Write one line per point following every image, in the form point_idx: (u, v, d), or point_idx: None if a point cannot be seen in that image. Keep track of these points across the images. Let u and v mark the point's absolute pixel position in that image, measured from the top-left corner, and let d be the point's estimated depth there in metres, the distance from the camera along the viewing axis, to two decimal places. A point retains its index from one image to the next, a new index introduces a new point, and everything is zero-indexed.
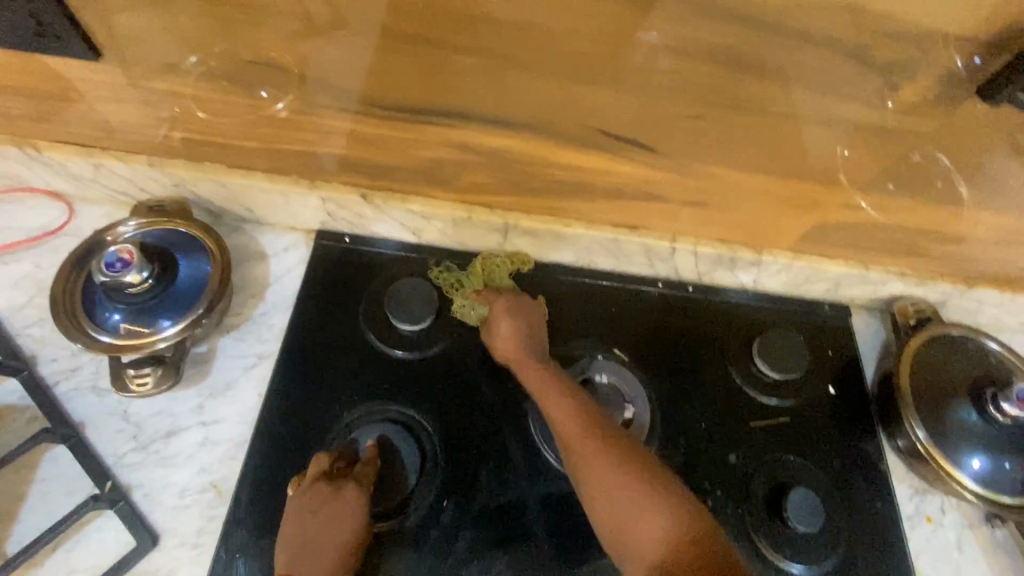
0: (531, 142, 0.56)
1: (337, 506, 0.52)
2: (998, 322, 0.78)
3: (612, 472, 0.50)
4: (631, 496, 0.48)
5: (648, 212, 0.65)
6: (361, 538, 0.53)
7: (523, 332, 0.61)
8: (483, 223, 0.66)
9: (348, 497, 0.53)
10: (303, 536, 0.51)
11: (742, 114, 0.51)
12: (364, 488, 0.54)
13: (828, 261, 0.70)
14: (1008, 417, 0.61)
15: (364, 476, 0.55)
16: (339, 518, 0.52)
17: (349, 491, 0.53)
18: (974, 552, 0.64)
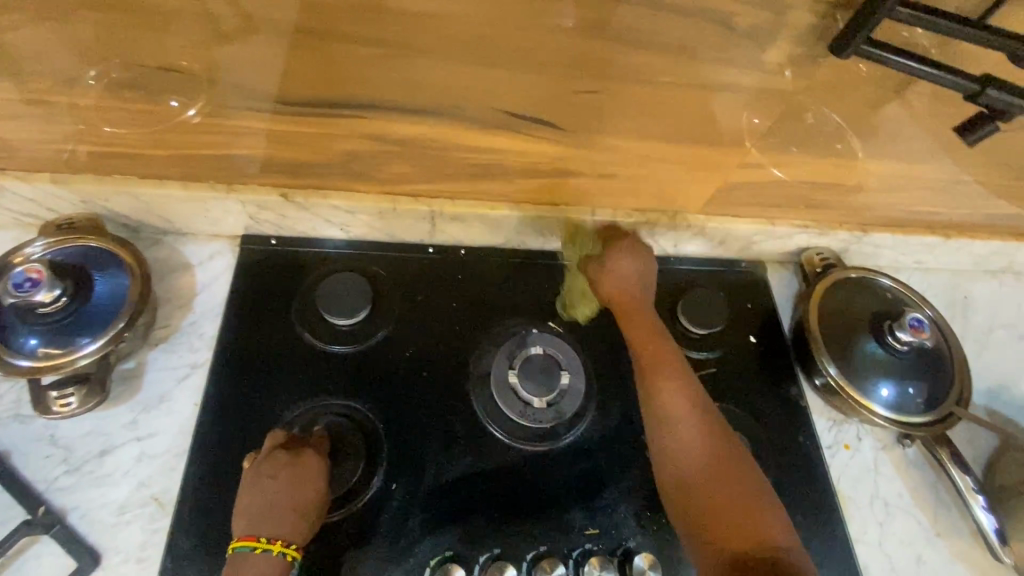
0: (442, 127, 0.58)
1: (299, 468, 0.53)
2: (898, 262, 0.86)
3: (700, 446, 0.55)
4: (712, 476, 0.53)
5: (567, 188, 0.68)
6: (323, 498, 0.54)
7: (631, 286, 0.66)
8: (409, 212, 0.67)
9: (309, 459, 0.54)
10: (267, 498, 0.52)
11: (633, 86, 0.54)
12: (320, 455, 0.56)
13: (737, 220, 0.75)
14: (904, 344, 0.68)
15: (320, 446, 0.57)
16: (300, 479, 0.53)
17: (309, 455, 0.55)
18: (890, 472, 0.70)
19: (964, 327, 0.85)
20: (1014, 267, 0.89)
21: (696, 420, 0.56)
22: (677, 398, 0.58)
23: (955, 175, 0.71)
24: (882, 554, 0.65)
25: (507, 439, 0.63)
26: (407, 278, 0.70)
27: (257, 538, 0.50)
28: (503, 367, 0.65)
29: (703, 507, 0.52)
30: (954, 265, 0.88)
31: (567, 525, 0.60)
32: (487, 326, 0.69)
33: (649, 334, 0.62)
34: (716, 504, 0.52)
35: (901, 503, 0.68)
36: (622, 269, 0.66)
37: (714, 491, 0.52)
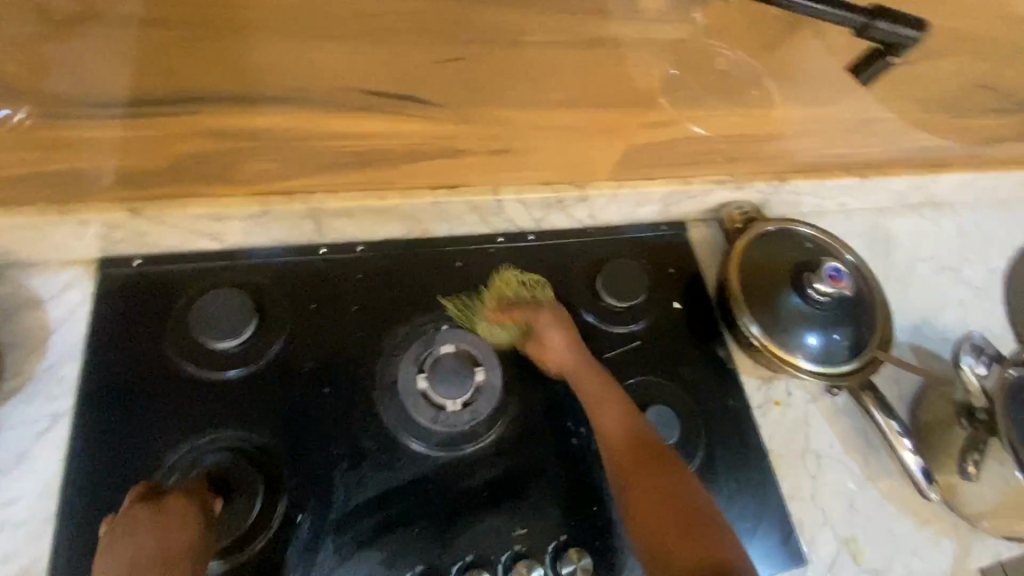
0: (301, 114, 0.52)
1: (156, 521, 0.47)
2: (821, 208, 0.83)
3: (644, 470, 0.53)
4: (671, 525, 0.49)
5: (461, 167, 0.62)
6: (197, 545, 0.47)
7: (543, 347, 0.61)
8: (286, 213, 0.60)
9: (169, 507, 0.48)
10: (123, 564, 0.45)
11: (498, 50, 0.52)
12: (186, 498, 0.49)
13: (652, 183, 0.70)
14: (823, 295, 0.67)
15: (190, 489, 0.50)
16: (158, 532, 0.47)
17: (168, 504, 0.48)
18: (821, 424, 0.69)
19: (887, 267, 0.84)
20: (932, 200, 0.89)
21: (639, 456, 0.54)
22: (621, 438, 0.55)
23: (851, 111, 0.70)
24: (816, 508, 0.65)
25: (422, 448, 0.58)
26: (299, 286, 0.64)
27: None
28: (412, 372, 0.61)
29: (672, 551, 0.48)
30: (876, 204, 0.86)
31: (493, 529, 0.57)
32: (392, 327, 0.64)
33: (595, 387, 0.58)
34: (688, 546, 0.47)
35: (833, 453, 0.68)
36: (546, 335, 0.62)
37: (678, 535, 0.49)
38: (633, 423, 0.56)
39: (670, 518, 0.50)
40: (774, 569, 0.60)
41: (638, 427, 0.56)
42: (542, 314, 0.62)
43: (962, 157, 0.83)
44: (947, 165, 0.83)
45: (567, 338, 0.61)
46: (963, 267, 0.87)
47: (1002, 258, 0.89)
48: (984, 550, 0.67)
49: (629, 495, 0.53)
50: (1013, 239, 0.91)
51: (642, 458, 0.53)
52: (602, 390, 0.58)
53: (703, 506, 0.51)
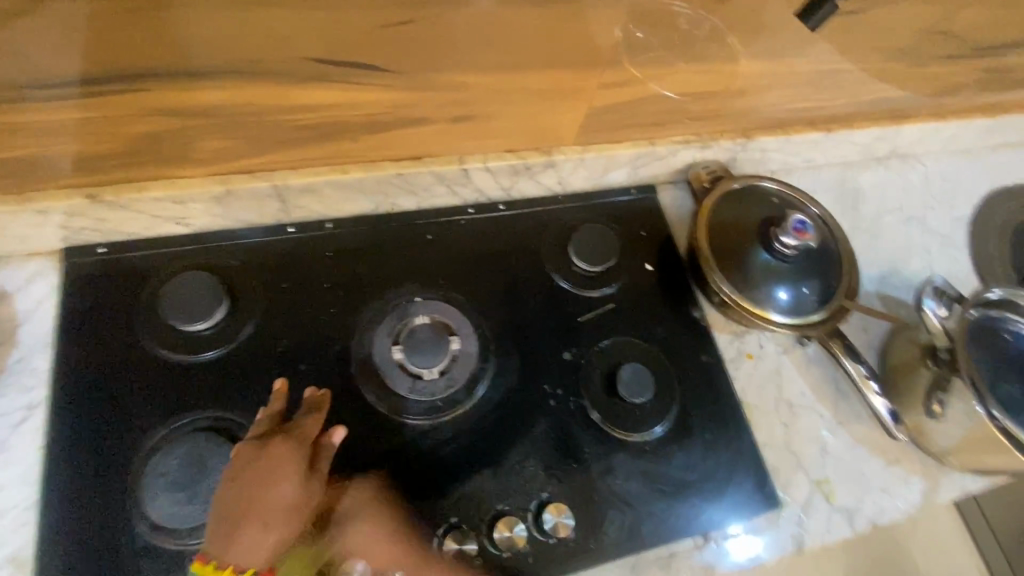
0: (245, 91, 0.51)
1: (281, 458, 0.51)
2: (788, 165, 0.84)
3: None
4: None
5: (423, 137, 0.61)
6: (313, 489, 0.52)
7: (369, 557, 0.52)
8: (249, 192, 0.59)
9: (295, 448, 0.52)
10: (227, 503, 0.49)
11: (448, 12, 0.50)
12: (304, 443, 0.53)
13: (615, 146, 0.71)
14: (790, 248, 0.68)
15: (305, 433, 0.54)
16: (284, 472, 0.50)
17: (293, 443, 0.52)
18: (793, 373, 0.71)
19: (855, 220, 0.85)
20: (897, 151, 0.90)
21: None
22: None
23: (814, 64, 0.70)
24: (790, 454, 0.67)
25: (401, 417, 0.59)
26: (270, 265, 0.64)
27: (207, 558, 0.47)
28: (386, 344, 0.61)
29: None
30: (842, 158, 0.87)
31: (475, 492, 0.58)
32: (365, 302, 0.64)
33: None
34: None
35: (804, 401, 0.70)
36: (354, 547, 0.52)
37: None
38: None
39: None
40: (750, 513, 0.62)
41: None
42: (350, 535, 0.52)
43: (924, 107, 0.84)
44: (908, 116, 0.85)
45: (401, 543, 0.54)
46: (928, 216, 0.89)
47: (966, 206, 0.91)
48: (951, 484, 0.70)
49: None
50: (977, 186, 0.93)
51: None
52: None
53: None
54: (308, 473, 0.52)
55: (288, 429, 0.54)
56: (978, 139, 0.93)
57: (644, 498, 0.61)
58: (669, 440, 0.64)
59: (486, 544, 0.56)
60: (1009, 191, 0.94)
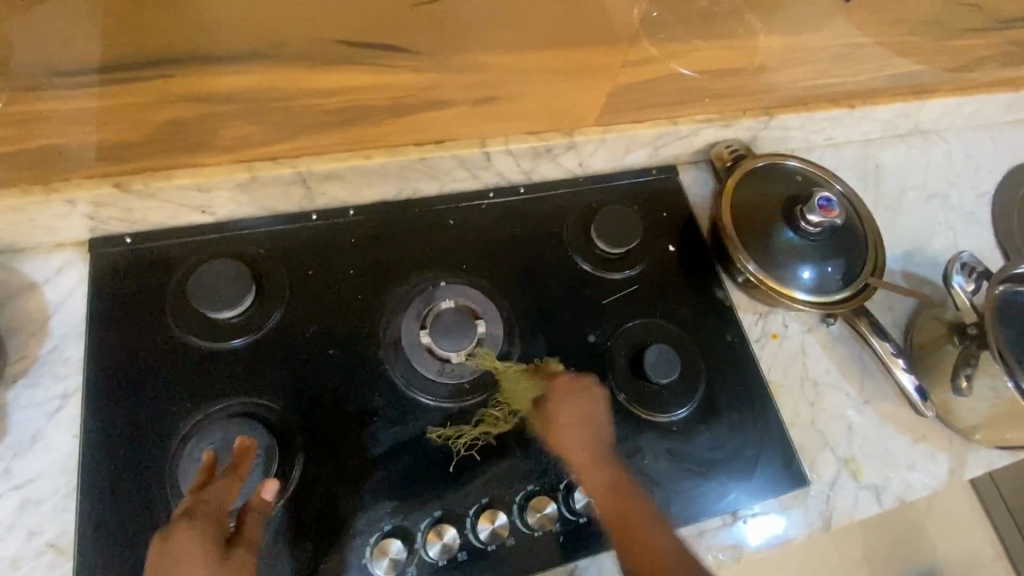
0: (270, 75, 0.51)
1: (185, 550, 0.43)
2: (809, 143, 0.83)
3: None
4: None
5: (445, 120, 0.61)
6: (242, 564, 0.44)
7: (580, 424, 0.57)
8: (273, 178, 0.60)
9: (203, 532, 0.44)
10: None
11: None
12: (212, 520, 0.45)
13: (636, 126, 0.70)
14: (815, 227, 0.67)
15: (214, 509, 0.46)
16: (192, 566, 0.43)
17: (198, 527, 0.44)
18: (818, 352, 0.71)
19: (877, 197, 0.84)
20: (919, 127, 0.89)
21: None
22: None
23: (838, 40, 0.69)
24: (816, 432, 0.67)
25: (430, 400, 0.59)
26: (294, 252, 0.64)
27: None
28: (413, 329, 0.61)
29: None
30: (864, 135, 0.86)
31: (506, 474, 0.58)
32: (390, 288, 0.64)
33: None
34: None
35: (829, 379, 0.70)
36: (567, 415, 0.57)
37: None
38: None
39: None
40: (778, 491, 0.63)
41: None
42: (559, 402, 0.58)
43: (947, 81, 0.83)
44: (931, 91, 0.83)
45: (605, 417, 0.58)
46: (951, 193, 0.87)
47: (989, 182, 0.90)
48: (978, 461, 0.69)
49: None
50: (1001, 162, 0.92)
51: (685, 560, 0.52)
52: None
53: None
54: (225, 552, 0.44)
55: (191, 509, 0.46)
56: (1000, 114, 0.92)
57: (672, 477, 0.61)
58: (696, 420, 0.64)
59: (518, 524, 0.56)
60: None
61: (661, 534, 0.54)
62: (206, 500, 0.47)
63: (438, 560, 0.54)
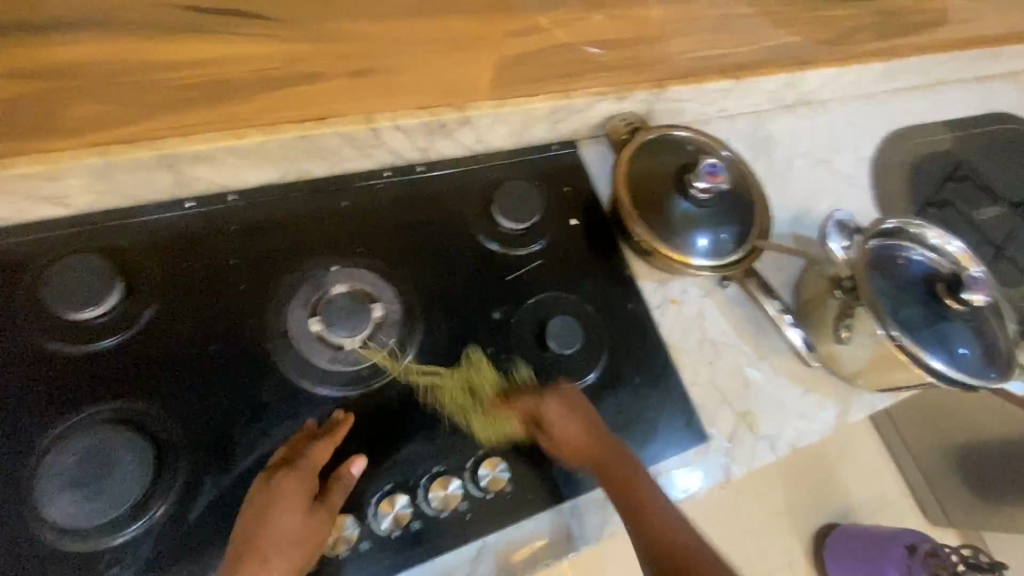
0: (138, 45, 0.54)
1: (292, 490, 0.49)
2: (703, 115, 0.86)
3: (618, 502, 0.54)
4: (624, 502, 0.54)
5: (325, 94, 0.57)
6: (325, 520, 0.49)
7: (576, 412, 0.57)
8: (132, 164, 0.54)
9: (305, 480, 0.50)
10: (284, 525, 0.47)
11: None
12: (310, 473, 0.50)
13: (532, 100, 0.68)
14: (705, 193, 0.70)
15: (314, 462, 0.51)
16: (292, 505, 0.48)
17: (299, 476, 0.50)
18: (715, 314, 0.74)
19: (768, 165, 0.89)
20: (805, 98, 0.94)
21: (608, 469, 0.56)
22: (280, 535, 0.47)
23: None
24: (715, 390, 0.70)
25: (323, 389, 0.57)
26: (168, 245, 0.59)
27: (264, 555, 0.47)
28: (301, 317, 0.58)
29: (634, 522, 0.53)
30: (755, 106, 0.90)
31: (410, 458, 0.56)
32: (278, 276, 0.60)
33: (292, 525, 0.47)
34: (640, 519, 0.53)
35: (726, 339, 0.73)
36: (552, 415, 0.57)
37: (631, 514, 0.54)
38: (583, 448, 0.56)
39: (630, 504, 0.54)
40: (680, 448, 0.65)
41: (303, 535, 0.48)
42: (552, 404, 0.57)
43: (826, 52, 0.88)
44: (814, 62, 0.88)
45: (589, 413, 0.58)
46: (835, 159, 0.93)
47: (869, 147, 0.97)
48: (862, 405, 0.75)
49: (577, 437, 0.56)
50: (879, 129, 0.99)
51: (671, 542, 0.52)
52: (294, 529, 0.47)
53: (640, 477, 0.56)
54: (315, 506, 0.49)
55: (294, 458, 0.51)
56: (877, 85, 0.99)
57: None
58: (601, 387, 0.65)
59: (422, 505, 0.55)
60: (909, 131, 1.00)
61: (660, 514, 0.54)
62: (307, 454, 0.51)
63: (338, 553, 0.52)
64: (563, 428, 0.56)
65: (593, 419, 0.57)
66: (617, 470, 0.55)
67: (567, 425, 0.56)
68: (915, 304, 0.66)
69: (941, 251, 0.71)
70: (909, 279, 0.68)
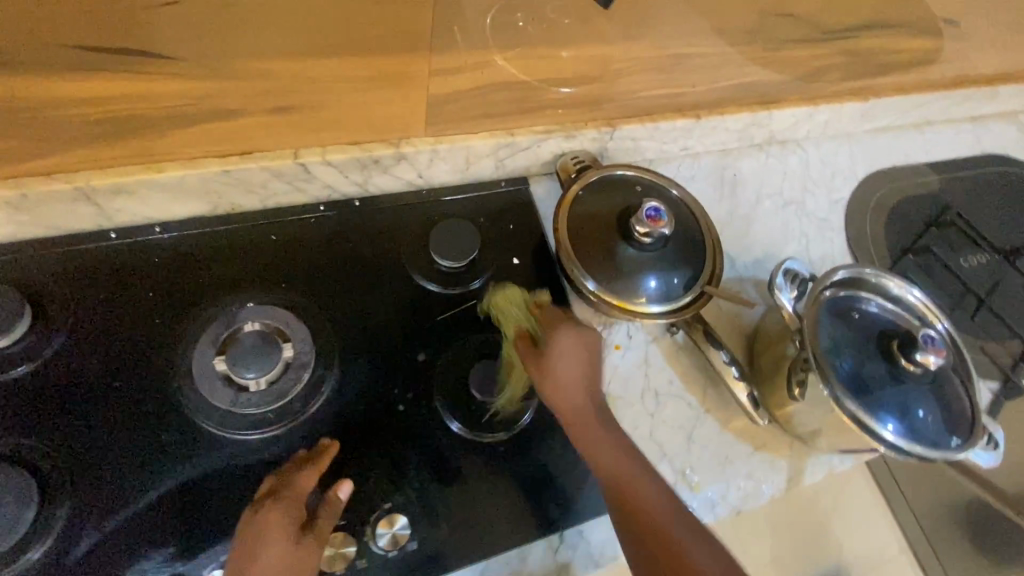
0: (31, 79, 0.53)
1: (275, 522, 0.48)
2: (666, 153, 0.83)
3: (604, 460, 0.55)
4: (611, 478, 0.54)
5: (246, 130, 0.59)
6: (313, 549, 0.48)
7: (580, 378, 0.59)
8: (49, 197, 0.53)
9: (288, 510, 0.49)
10: (271, 554, 0.47)
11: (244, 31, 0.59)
12: (294, 503, 0.50)
13: (473, 137, 0.67)
14: (648, 236, 0.67)
15: (296, 492, 0.51)
16: (278, 536, 0.47)
17: (284, 506, 0.49)
18: (660, 362, 0.70)
19: (732, 206, 0.85)
20: (776, 137, 0.91)
21: (608, 439, 0.56)
22: (268, 564, 0.46)
23: (635, 54, 0.78)
24: (654, 445, 0.66)
25: (224, 430, 0.55)
26: (87, 275, 0.59)
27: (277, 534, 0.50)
28: (209, 355, 0.56)
29: (587, 455, 0.56)
30: (721, 144, 0.87)
31: None
32: (195, 311, 0.59)
33: (281, 555, 0.47)
34: (596, 451, 0.55)
35: (671, 389, 0.69)
36: (563, 369, 0.59)
37: (619, 476, 0.54)
38: (614, 436, 0.56)
39: (614, 472, 0.54)
40: None
41: (294, 563, 0.47)
42: (563, 343, 0.60)
43: (792, 91, 0.85)
44: (781, 100, 0.85)
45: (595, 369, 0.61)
46: (807, 200, 0.90)
47: (846, 188, 0.93)
48: (819, 467, 0.70)
49: (554, 390, 0.58)
50: (856, 169, 0.95)
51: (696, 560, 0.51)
52: (282, 559, 0.47)
53: (622, 444, 0.56)
54: (301, 533, 0.49)
55: (277, 489, 0.51)
56: (857, 124, 0.95)
57: (496, 498, 0.58)
58: (528, 437, 0.62)
59: None
60: (891, 172, 0.96)
61: (653, 548, 0.52)
62: (290, 484, 0.51)
63: None
64: (568, 399, 0.58)
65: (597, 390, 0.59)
66: (655, 506, 0.53)
67: (581, 422, 0.57)
68: (866, 363, 0.61)
69: (902, 302, 0.67)
70: (864, 335, 0.63)
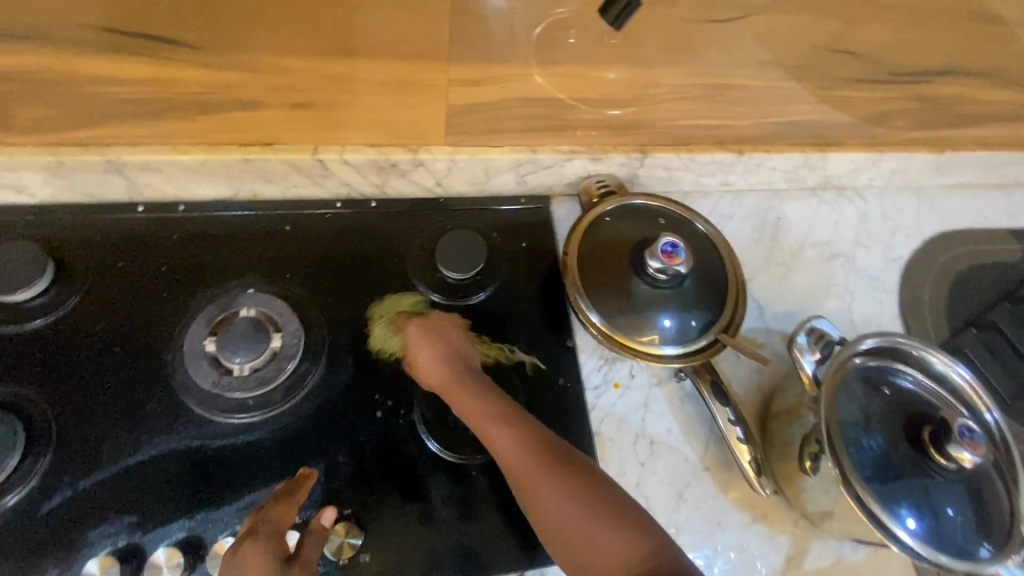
0: (89, 59, 0.58)
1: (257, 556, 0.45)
2: (704, 185, 0.78)
3: (511, 458, 0.50)
4: (524, 467, 0.49)
5: (269, 123, 0.61)
6: None
7: (446, 357, 0.58)
8: (83, 165, 0.57)
9: (269, 543, 0.47)
10: None
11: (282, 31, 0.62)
12: (275, 537, 0.47)
13: (492, 150, 0.66)
14: (663, 273, 0.63)
15: (276, 526, 0.48)
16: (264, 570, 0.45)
17: (264, 540, 0.46)
18: (661, 408, 0.66)
19: (770, 251, 0.79)
20: (832, 182, 0.83)
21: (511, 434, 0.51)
22: None
23: (680, 81, 0.74)
24: (639, 496, 0.61)
25: (203, 408, 0.56)
26: (110, 243, 0.62)
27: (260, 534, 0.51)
28: (200, 335, 0.58)
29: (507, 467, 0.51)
30: (767, 184, 0.81)
31: None
32: (200, 290, 0.61)
33: None
34: (510, 458, 0.50)
35: (668, 439, 0.64)
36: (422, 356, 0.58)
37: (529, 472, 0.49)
38: (506, 419, 0.52)
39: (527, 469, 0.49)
40: None
41: None
42: (415, 335, 0.59)
43: (853, 134, 0.78)
44: (841, 143, 0.78)
45: (468, 348, 0.60)
46: (857, 254, 0.82)
47: (906, 247, 0.83)
48: (824, 552, 0.63)
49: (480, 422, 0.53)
50: (922, 227, 0.85)
51: (614, 512, 0.45)
52: None
53: (520, 433, 0.51)
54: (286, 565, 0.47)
55: (254, 528, 0.48)
56: (930, 177, 0.85)
57: (457, 524, 0.56)
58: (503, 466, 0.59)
59: None
60: (965, 236, 0.85)
61: (571, 517, 0.46)
62: (268, 519, 0.49)
63: None
64: (439, 382, 0.57)
65: (473, 367, 0.58)
66: (557, 465, 0.49)
67: (470, 401, 0.54)
68: (887, 451, 0.54)
69: (944, 385, 0.59)
70: (892, 416, 0.56)
